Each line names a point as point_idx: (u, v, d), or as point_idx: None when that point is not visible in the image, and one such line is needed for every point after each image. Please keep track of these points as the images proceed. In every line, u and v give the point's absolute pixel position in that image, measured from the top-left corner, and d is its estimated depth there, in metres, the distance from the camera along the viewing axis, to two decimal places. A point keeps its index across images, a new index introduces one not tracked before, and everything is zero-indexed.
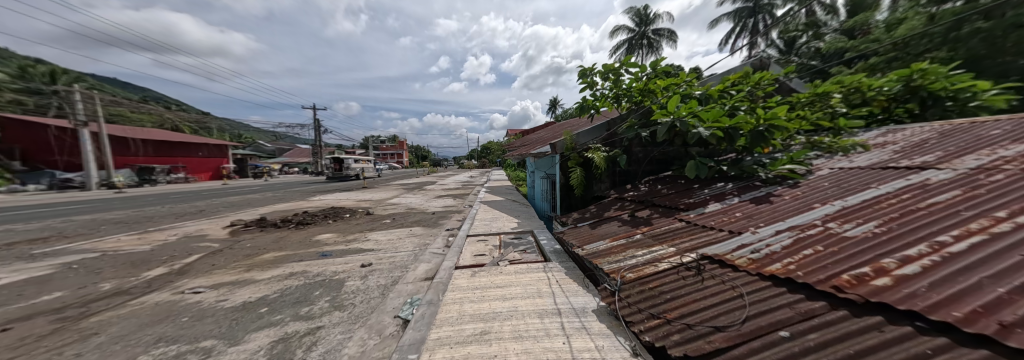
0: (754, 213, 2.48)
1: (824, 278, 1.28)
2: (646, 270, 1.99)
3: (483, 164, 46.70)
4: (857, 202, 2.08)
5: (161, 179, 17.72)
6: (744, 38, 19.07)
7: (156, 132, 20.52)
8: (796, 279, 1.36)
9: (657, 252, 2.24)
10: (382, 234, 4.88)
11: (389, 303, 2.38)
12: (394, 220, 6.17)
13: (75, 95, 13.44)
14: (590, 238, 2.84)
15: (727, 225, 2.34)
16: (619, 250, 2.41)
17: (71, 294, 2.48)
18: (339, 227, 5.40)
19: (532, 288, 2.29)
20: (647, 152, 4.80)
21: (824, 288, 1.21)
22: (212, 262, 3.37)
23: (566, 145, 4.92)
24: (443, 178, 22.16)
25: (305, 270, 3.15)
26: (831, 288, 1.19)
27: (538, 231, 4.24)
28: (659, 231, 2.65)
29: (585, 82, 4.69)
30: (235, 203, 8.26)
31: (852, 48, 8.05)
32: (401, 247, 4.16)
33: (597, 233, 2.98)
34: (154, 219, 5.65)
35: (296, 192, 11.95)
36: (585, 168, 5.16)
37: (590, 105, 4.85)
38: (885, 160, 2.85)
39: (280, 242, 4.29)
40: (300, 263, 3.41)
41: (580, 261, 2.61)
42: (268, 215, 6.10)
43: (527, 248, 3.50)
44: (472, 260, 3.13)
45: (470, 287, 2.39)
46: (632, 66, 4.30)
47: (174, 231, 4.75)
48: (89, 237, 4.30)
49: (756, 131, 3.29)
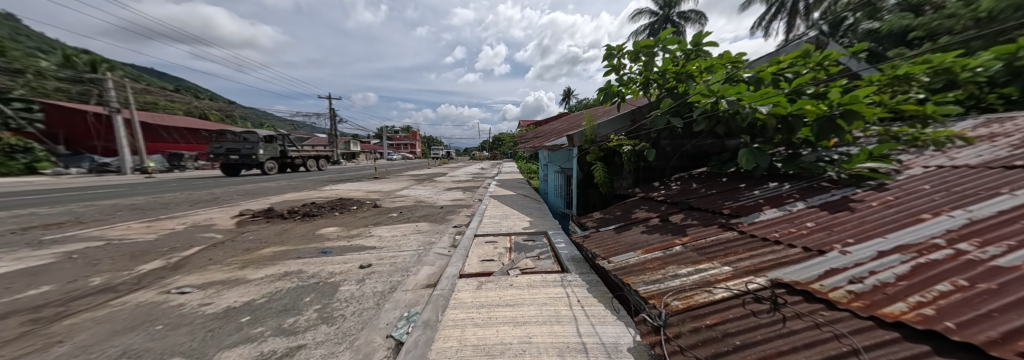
0: (832, 222, 1.93)
1: (997, 339, 0.74)
2: (695, 297, 1.52)
3: (495, 156, 46.68)
4: (990, 214, 1.52)
5: (191, 166, 18.35)
6: (779, 20, 17.27)
7: (185, 120, 21.59)
8: (943, 334, 0.81)
9: (706, 271, 1.74)
10: (386, 229, 4.66)
11: (382, 317, 2.08)
12: (401, 214, 5.96)
13: (108, 83, 14.42)
14: (616, 248, 2.41)
15: (796, 239, 1.82)
16: (655, 266, 1.95)
17: (58, 289, 2.35)
18: (345, 220, 5.23)
19: (548, 310, 1.90)
20: (678, 145, 4.24)
21: (998, 351, 0.68)
22: (210, 256, 3.21)
23: (584, 137, 4.47)
24: (455, 170, 22.21)
25: (300, 269, 2.93)
26: (1018, 356, 0.66)
27: (552, 232, 3.85)
28: (703, 243, 2.15)
29: (611, 65, 4.20)
30: (249, 190, 8.37)
31: (918, 26, 7.03)
32: (405, 245, 3.90)
33: (624, 241, 2.53)
34: (169, 206, 5.71)
35: (310, 180, 12.13)
36: (606, 162, 4.71)
37: (615, 92, 4.42)
38: (1005, 156, 2.21)
39: (283, 236, 4.13)
40: (297, 260, 3.20)
41: (606, 275, 2.19)
42: (277, 205, 6.04)
43: (540, 253, 3.12)
44: (479, 267, 2.79)
45: (475, 304, 2.03)
46: (669, 44, 3.72)
47: (183, 220, 4.71)
48: (102, 223, 4.32)
49: (825, 120, 2.60)
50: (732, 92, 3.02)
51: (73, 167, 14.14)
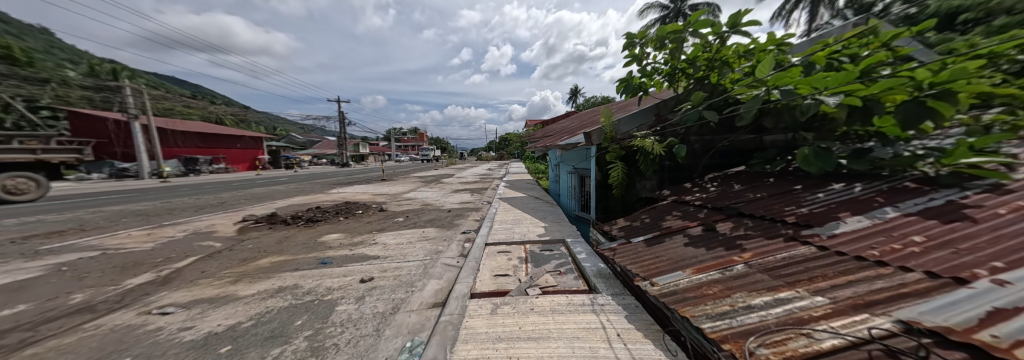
0: (952, 238, 1.47)
1: None
2: (790, 343, 1.12)
3: (501, 156, 46.60)
4: None
5: (205, 169, 18.85)
6: (801, 10, 16.22)
7: (200, 125, 22.16)
8: None
9: (794, 304, 1.35)
10: (391, 236, 4.37)
11: (382, 348, 1.75)
12: (407, 218, 5.68)
13: (126, 89, 14.85)
14: (658, 265, 2.03)
15: (904, 260, 1.41)
16: (719, 294, 1.57)
17: (32, 309, 2.13)
18: (349, 226, 4.99)
19: (580, 348, 1.52)
20: (710, 142, 3.83)
21: None
22: (203, 269, 2.98)
23: (604, 135, 4.11)
24: (461, 171, 22.05)
25: (296, 284, 2.65)
26: None
27: (572, 240, 3.48)
28: (773, 263, 1.75)
29: (632, 55, 3.73)
30: (256, 194, 8.27)
31: None
32: (410, 255, 3.60)
33: (665, 255, 2.15)
34: (173, 212, 5.60)
35: (317, 183, 12.06)
36: (627, 162, 4.33)
37: (637, 84, 4.00)
38: None
39: (283, 244, 3.89)
40: (295, 272, 2.93)
41: (649, 301, 1.81)
42: (280, 209, 5.86)
43: (558, 266, 2.74)
44: (493, 283, 2.45)
45: (490, 337, 1.67)
46: (700, 28, 3.18)
47: (183, 227, 4.55)
48: (102, 231, 4.19)
49: (913, 103, 2.13)
50: (787, 78, 2.55)
51: (94, 173, 14.58)
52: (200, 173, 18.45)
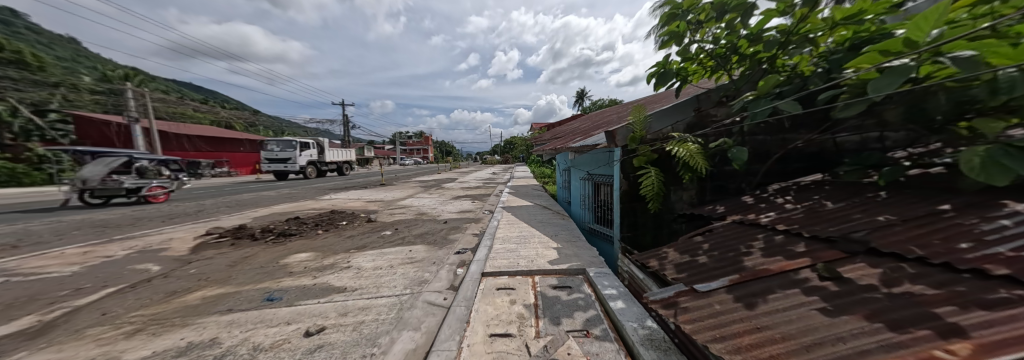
0: None
1: None
2: None
3: (505, 159, 46.84)
4: None
5: (207, 173, 18.80)
6: None
7: (207, 129, 22.22)
8: None
9: None
10: (370, 257, 3.61)
11: None
12: (395, 232, 4.92)
13: (128, 92, 14.84)
14: (775, 349, 1.10)
15: None
16: None
17: None
18: (325, 242, 4.25)
19: None
20: (761, 143, 3.11)
21: None
22: (104, 308, 2.24)
23: (631, 134, 3.30)
24: (462, 175, 21.55)
25: (216, 339, 1.89)
26: None
27: (597, 272, 2.64)
28: None
29: (671, 32, 2.90)
30: (239, 201, 7.66)
31: None
32: (386, 286, 2.80)
33: (777, 327, 1.21)
34: (135, 223, 4.99)
35: (311, 189, 11.49)
36: (660, 168, 3.49)
37: (675, 69, 3.19)
38: None
39: (235, 268, 3.16)
40: (224, 317, 2.17)
41: None
42: (254, 220, 5.19)
43: (588, 324, 1.86)
44: (490, 355, 1.59)
45: None
46: None
47: (131, 244, 3.88)
48: (32, 250, 3.55)
49: None
50: (961, 42, 1.51)
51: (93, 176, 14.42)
52: (202, 177, 18.34)
